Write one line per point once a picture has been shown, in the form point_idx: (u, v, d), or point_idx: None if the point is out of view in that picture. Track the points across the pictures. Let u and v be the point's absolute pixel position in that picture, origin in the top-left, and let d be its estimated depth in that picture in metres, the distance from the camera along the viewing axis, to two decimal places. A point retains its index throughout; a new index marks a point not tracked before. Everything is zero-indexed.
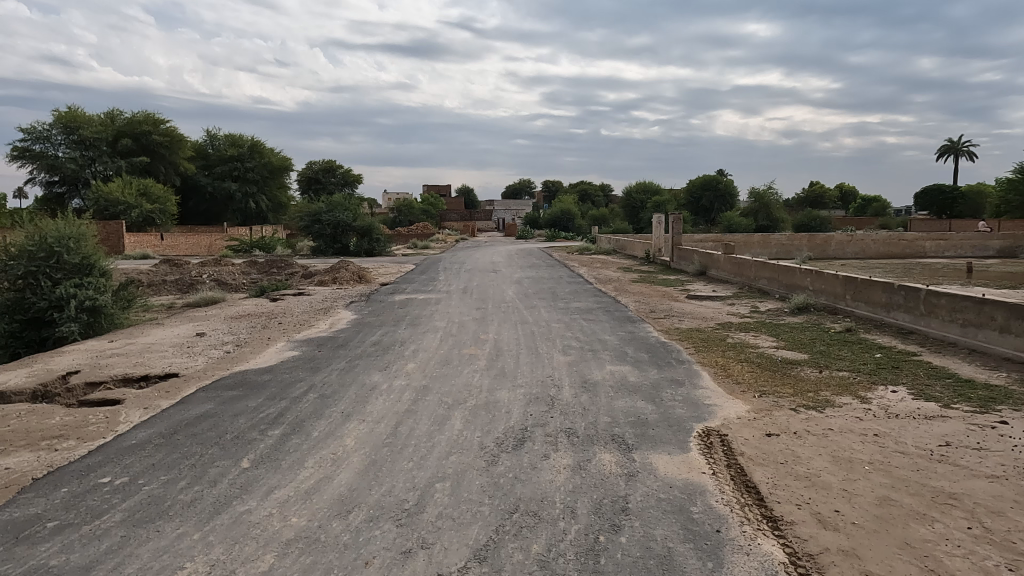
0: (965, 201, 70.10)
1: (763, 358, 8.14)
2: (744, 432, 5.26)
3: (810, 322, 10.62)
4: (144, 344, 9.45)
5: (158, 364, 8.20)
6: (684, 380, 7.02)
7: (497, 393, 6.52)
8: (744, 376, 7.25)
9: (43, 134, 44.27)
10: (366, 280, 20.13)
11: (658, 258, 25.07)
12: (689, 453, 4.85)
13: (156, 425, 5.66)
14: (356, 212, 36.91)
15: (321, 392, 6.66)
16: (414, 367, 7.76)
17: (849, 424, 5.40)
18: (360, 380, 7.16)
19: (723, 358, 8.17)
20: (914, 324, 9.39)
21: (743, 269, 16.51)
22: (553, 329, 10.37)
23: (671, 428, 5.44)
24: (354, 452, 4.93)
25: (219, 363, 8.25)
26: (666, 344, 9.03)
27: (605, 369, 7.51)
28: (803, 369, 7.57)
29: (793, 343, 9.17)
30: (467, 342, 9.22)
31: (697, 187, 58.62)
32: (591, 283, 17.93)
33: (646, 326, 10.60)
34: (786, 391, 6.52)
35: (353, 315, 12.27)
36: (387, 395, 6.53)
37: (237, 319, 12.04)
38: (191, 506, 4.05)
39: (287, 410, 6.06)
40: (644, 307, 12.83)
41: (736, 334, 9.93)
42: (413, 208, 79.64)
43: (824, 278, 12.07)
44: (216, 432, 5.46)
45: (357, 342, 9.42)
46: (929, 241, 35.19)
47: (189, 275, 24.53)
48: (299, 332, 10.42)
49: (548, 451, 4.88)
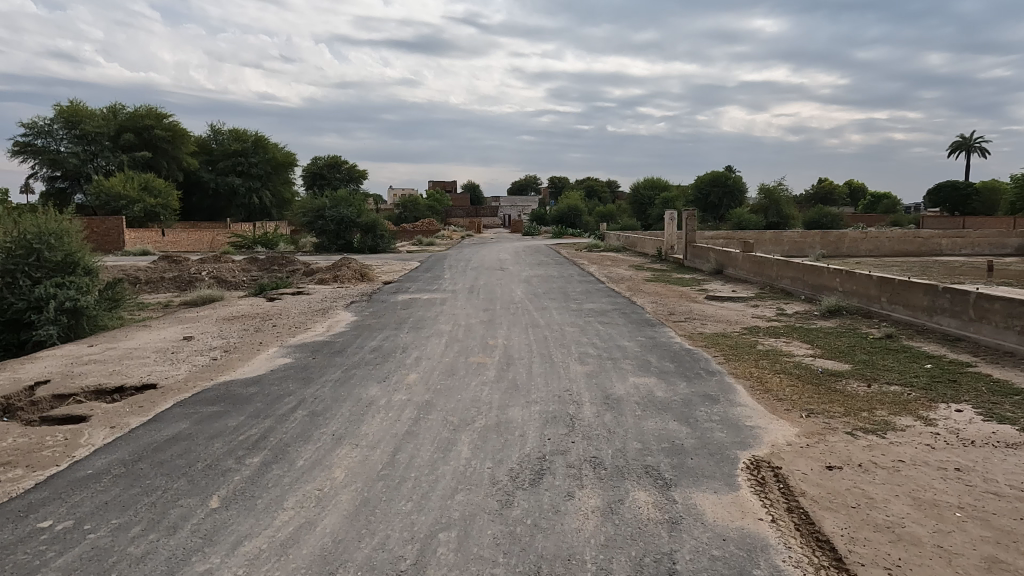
0: (979, 198, 68.97)
1: (803, 369, 7.36)
2: (800, 463, 4.51)
3: (845, 326, 9.82)
4: (126, 350, 8.74)
5: (137, 373, 7.50)
6: (718, 395, 6.26)
7: (509, 410, 5.77)
8: (784, 390, 6.47)
9: (45, 129, 43.74)
10: (369, 279, 19.41)
11: (670, 255, 24.24)
12: (739, 492, 4.09)
13: (118, 450, 4.94)
14: (360, 208, 36.14)
15: (311, 409, 5.92)
16: (415, 378, 7.00)
17: (921, 454, 4.62)
18: (356, 394, 6.42)
19: (756, 369, 7.39)
20: (962, 330, 8.58)
21: (764, 268, 15.69)
22: (567, 333, 9.60)
23: (713, 458, 4.67)
24: (344, 488, 4.19)
25: (203, 372, 7.53)
26: (692, 352, 8.24)
27: (628, 382, 6.74)
28: (850, 383, 6.79)
29: (831, 350, 8.39)
30: (475, 349, 8.48)
31: (705, 184, 57.47)
32: (603, 282, 17.17)
33: (668, 330, 9.81)
34: (837, 411, 5.74)
35: (353, 317, 11.54)
36: (386, 412, 5.80)
37: (230, 320, 11.32)
38: (141, 563, 3.32)
39: (272, 431, 5.32)
40: (663, 308, 12.06)
41: (767, 340, 9.15)
42: (418, 203, 78.61)
43: (856, 278, 11.25)
44: (186, 459, 4.74)
45: (354, 349, 8.68)
46: (946, 240, 34.25)
47: (188, 271, 23.92)
48: (294, 336, 9.70)
49: (572, 488, 4.14)
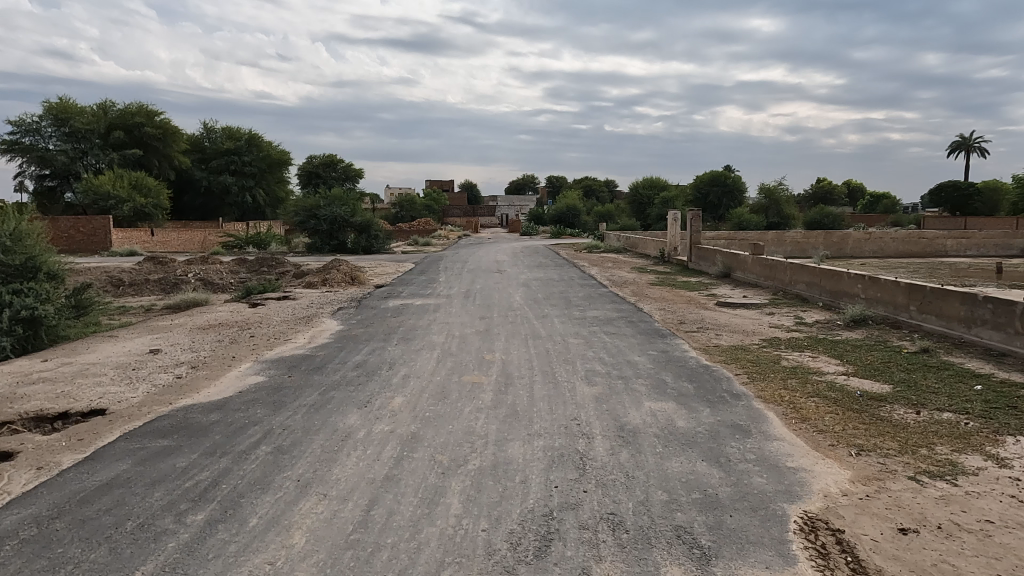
0: (981, 198, 68.09)
1: (838, 391, 6.53)
2: (866, 525, 3.68)
3: (874, 339, 9.01)
4: (83, 366, 7.86)
5: (88, 395, 6.64)
6: (747, 425, 5.46)
7: (507, 447, 4.93)
8: (824, 419, 5.64)
9: (33, 126, 42.69)
10: (361, 281, 18.53)
11: (673, 257, 23.44)
12: (797, 568, 3.25)
13: (35, 503, 4.08)
14: (354, 207, 35.23)
15: (277, 445, 5.06)
16: (402, 403, 6.15)
17: (1012, 512, 3.79)
18: (332, 424, 5.56)
19: (786, 390, 6.57)
20: (1007, 345, 7.77)
21: (776, 271, 14.86)
22: (571, 346, 8.76)
23: (757, 515, 3.83)
24: (302, 561, 3.34)
25: (161, 394, 6.66)
26: (711, 369, 7.41)
27: (643, 409, 5.89)
28: (894, 409, 5.96)
29: (866, 367, 7.56)
30: (470, 365, 7.63)
31: (705, 184, 56.78)
32: (606, 286, 16.30)
33: (681, 343, 8.96)
34: (890, 448, 4.93)
35: (338, 326, 10.67)
36: (363, 449, 4.94)
37: (206, 330, 10.41)
38: None
39: (225, 476, 4.46)
40: (673, 316, 11.25)
41: (791, 354, 8.33)
42: (416, 203, 77.52)
43: (881, 284, 10.44)
44: (114, 517, 3.89)
45: (335, 365, 7.81)
46: (951, 240, 33.54)
47: (174, 274, 22.98)
48: (271, 349, 8.81)
49: (588, 562, 3.30)
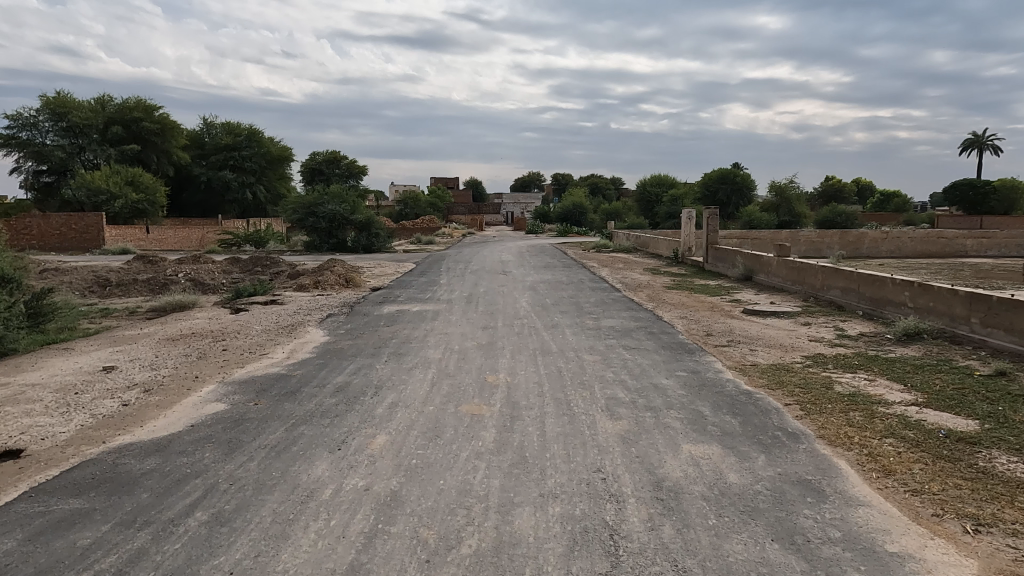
0: (998, 197, 65.80)
1: (917, 431, 5.34)
2: None
3: (935, 357, 7.83)
4: (20, 389, 6.74)
5: (8, 429, 5.51)
6: (819, 483, 4.29)
7: (514, 517, 3.77)
8: (914, 474, 4.47)
9: (30, 121, 41.72)
10: (358, 283, 17.41)
11: (687, 258, 22.28)
12: None
13: None
14: (354, 205, 34.13)
15: (216, 511, 3.91)
16: (384, 446, 4.99)
17: None
18: (294, 477, 4.42)
19: (852, 429, 5.40)
20: None
21: (805, 275, 13.65)
22: (586, 364, 7.59)
23: None
24: None
25: (99, 429, 5.52)
26: (755, 398, 6.25)
27: (683, 457, 4.72)
28: (996, 458, 4.77)
29: (938, 395, 6.39)
30: (471, 390, 6.48)
31: (714, 181, 55.28)
32: (619, 290, 15.13)
33: (713, 360, 7.81)
34: (1017, 521, 3.75)
35: (322, 338, 9.51)
36: (327, 518, 3.79)
37: (175, 342, 9.27)
38: None
39: (134, 564, 3.32)
40: (698, 327, 10.09)
41: (844, 377, 7.13)
42: (419, 200, 76.40)
43: (936, 292, 9.22)
44: None
45: (312, 389, 6.65)
46: (971, 240, 32.13)
47: (163, 274, 21.87)
48: (242, 367, 7.66)
49: None
